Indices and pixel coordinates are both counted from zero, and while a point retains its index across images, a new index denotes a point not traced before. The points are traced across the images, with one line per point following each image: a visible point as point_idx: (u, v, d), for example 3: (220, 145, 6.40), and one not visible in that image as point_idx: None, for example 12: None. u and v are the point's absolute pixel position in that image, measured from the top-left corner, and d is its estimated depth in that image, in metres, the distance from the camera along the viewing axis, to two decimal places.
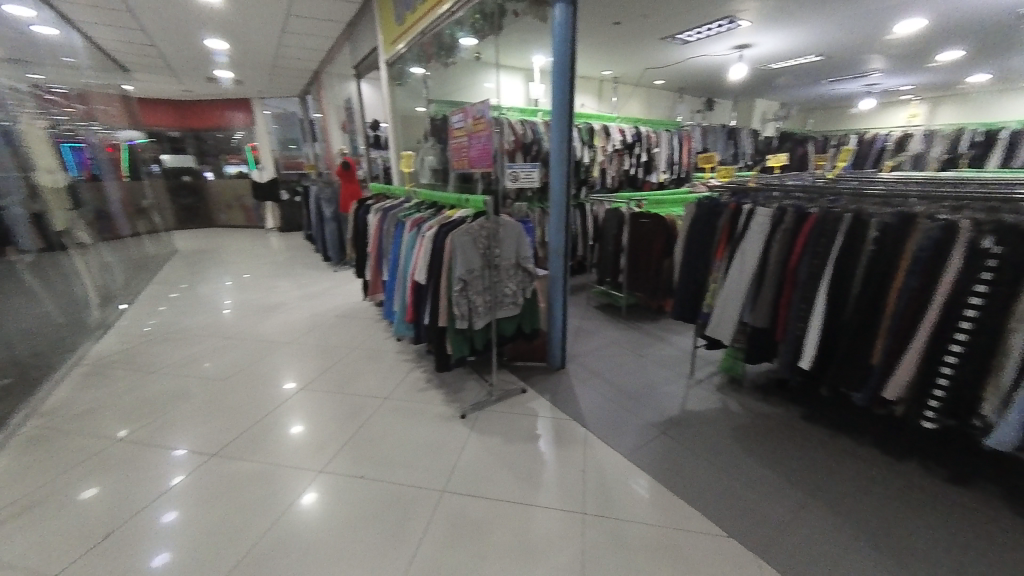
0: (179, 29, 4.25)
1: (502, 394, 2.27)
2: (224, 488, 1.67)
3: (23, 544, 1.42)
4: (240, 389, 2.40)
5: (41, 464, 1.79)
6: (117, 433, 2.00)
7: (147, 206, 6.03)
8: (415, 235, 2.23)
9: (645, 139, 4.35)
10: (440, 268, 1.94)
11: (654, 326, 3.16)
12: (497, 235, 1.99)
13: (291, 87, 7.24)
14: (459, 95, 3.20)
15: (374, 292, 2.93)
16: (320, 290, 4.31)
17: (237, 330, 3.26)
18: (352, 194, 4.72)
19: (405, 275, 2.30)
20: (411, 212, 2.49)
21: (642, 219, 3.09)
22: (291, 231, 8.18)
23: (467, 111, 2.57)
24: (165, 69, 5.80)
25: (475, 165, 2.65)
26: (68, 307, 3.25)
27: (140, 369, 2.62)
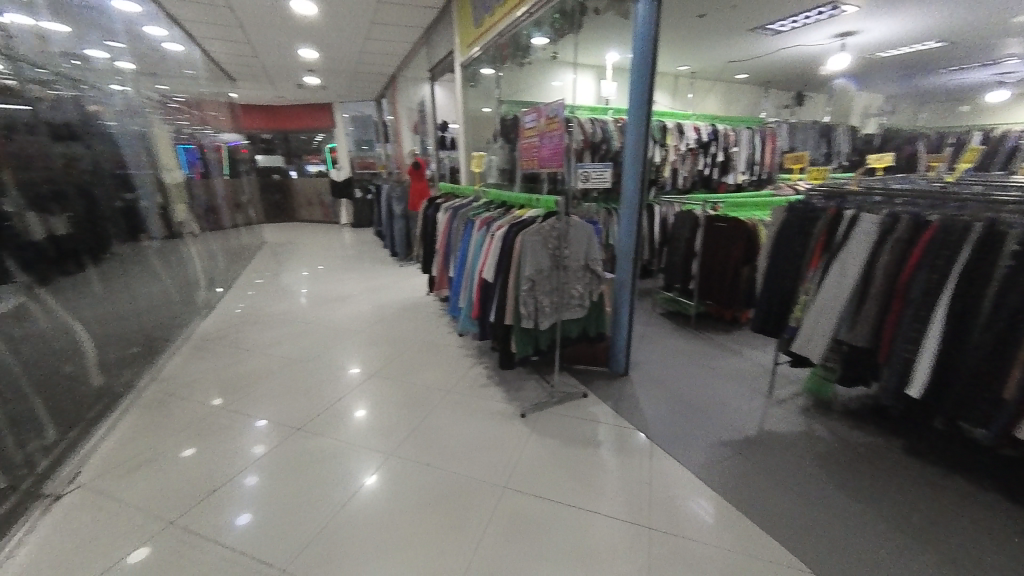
0: (279, 41, 4.70)
1: (563, 396, 2.24)
2: (303, 462, 1.82)
3: (145, 490, 1.65)
4: (317, 372, 2.60)
5: (157, 423, 2.06)
6: (217, 402, 2.25)
7: (244, 201, 6.74)
8: (484, 234, 2.28)
9: (723, 138, 4.09)
10: (509, 267, 1.96)
11: (727, 338, 2.95)
12: (566, 236, 1.96)
13: (369, 92, 7.73)
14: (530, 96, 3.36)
15: (440, 288, 3.02)
16: (387, 284, 4.55)
17: (315, 317, 3.54)
18: (421, 193, 4.92)
19: (472, 273, 2.35)
20: (479, 211, 2.55)
21: (718, 223, 2.91)
22: (362, 227, 8.72)
23: (540, 110, 2.58)
24: (263, 77, 6.45)
25: (544, 164, 2.64)
26: (182, 287, 3.70)
27: (236, 347, 2.93)
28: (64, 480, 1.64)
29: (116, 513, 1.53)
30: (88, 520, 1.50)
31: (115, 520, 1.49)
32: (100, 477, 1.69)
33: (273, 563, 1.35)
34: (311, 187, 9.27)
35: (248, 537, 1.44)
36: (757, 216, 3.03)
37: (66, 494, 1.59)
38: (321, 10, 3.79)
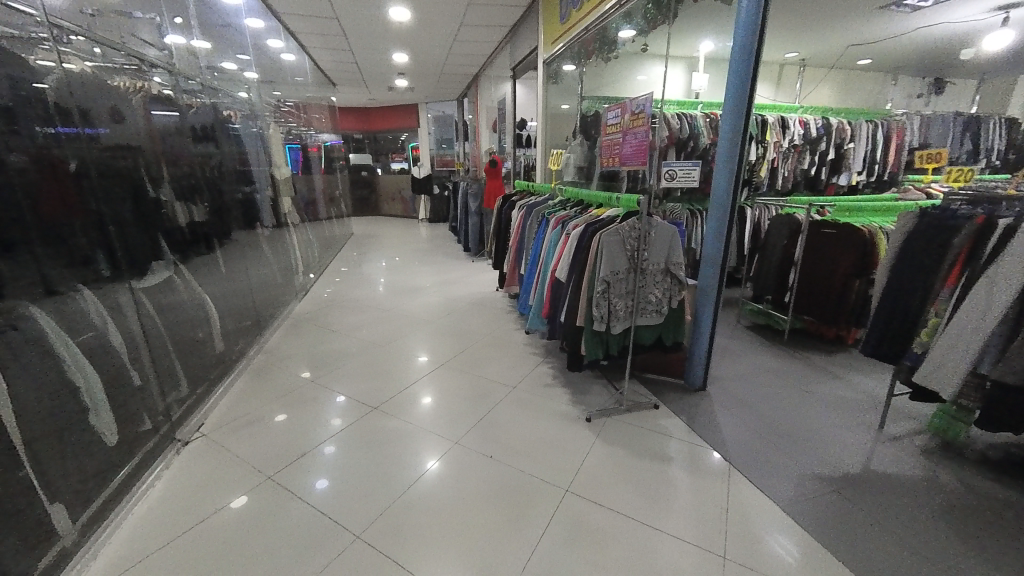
0: (376, 46, 5.07)
1: (632, 405, 2.15)
2: (377, 439, 1.95)
3: (250, 446, 1.88)
4: (394, 357, 2.77)
5: (260, 389, 2.34)
6: (308, 376, 2.50)
7: (337, 195, 7.41)
8: (559, 233, 2.25)
9: (836, 132, 3.64)
10: (583, 267, 1.90)
11: (826, 360, 2.62)
12: (647, 237, 1.87)
13: (452, 92, 8.05)
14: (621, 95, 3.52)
15: (510, 284, 3.05)
16: (459, 278, 4.71)
17: (393, 305, 3.77)
18: (496, 191, 5.03)
19: (544, 272, 2.33)
20: (554, 210, 2.53)
21: (826, 229, 2.63)
22: (438, 222, 9.14)
23: (625, 106, 2.48)
24: (360, 81, 7.02)
25: (625, 163, 2.54)
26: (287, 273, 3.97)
27: (325, 328, 3.23)
28: (192, 428, 1.91)
29: (227, 463, 1.77)
30: (207, 465, 1.75)
31: (226, 469, 1.73)
32: (216, 429, 1.97)
33: (349, 529, 1.46)
34: (395, 184, 9.91)
35: (329, 502, 1.58)
36: (874, 222, 2.65)
37: (192, 440, 1.88)
38: (415, 14, 4.02)
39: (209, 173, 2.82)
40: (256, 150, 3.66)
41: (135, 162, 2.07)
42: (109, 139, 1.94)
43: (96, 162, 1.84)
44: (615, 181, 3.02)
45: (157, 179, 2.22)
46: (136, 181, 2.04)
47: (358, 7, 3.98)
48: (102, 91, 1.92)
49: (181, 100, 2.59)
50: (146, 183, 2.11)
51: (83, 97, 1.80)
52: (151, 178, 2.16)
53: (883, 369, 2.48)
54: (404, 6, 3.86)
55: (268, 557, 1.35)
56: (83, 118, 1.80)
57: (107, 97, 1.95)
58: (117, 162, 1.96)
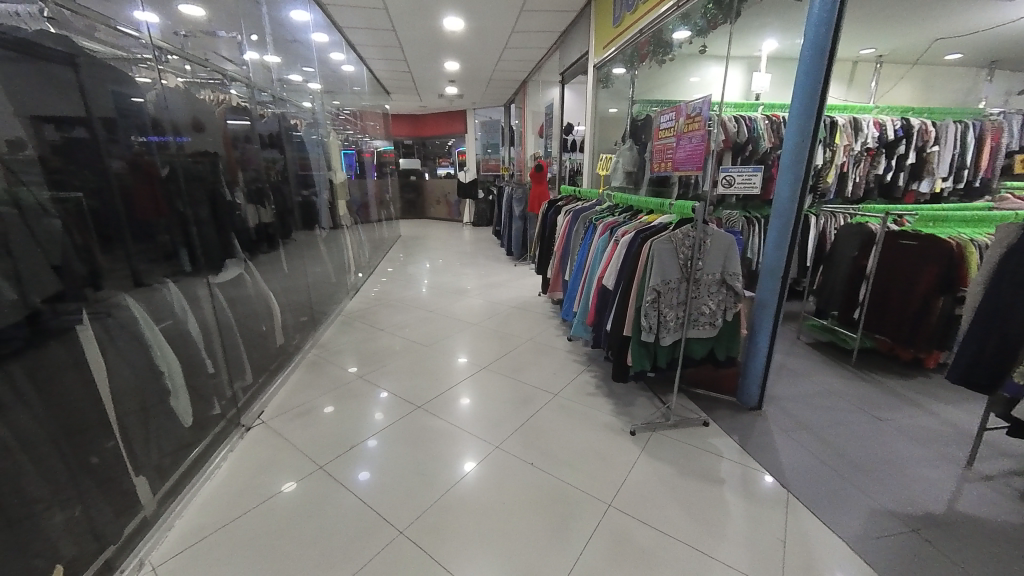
0: (429, 55, 5.26)
1: (680, 420, 2.05)
2: (420, 437, 1.99)
3: (304, 435, 1.99)
4: (437, 357, 2.82)
5: (314, 382, 2.46)
6: (357, 372, 2.61)
7: (387, 199, 7.72)
8: (607, 239, 2.21)
9: (917, 134, 3.33)
10: (631, 274, 1.84)
11: (901, 385, 2.38)
12: (701, 246, 1.79)
13: (499, 97, 8.15)
14: (677, 94, 3.44)
15: (553, 290, 3.01)
16: (501, 282, 4.74)
17: (437, 306, 3.86)
18: (541, 195, 5.02)
19: (591, 277, 2.29)
20: (601, 216, 2.48)
21: (904, 240, 2.40)
22: (481, 226, 9.29)
23: (680, 109, 2.40)
24: (412, 89, 7.30)
25: (679, 168, 2.46)
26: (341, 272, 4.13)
27: (374, 326, 3.37)
28: (254, 415, 2.05)
29: (284, 450, 1.88)
30: (266, 450, 1.87)
31: (284, 456, 1.83)
32: (275, 418, 2.09)
33: (393, 524, 1.50)
34: (441, 188, 10.19)
35: (375, 496, 1.63)
36: (964, 233, 2.38)
37: (254, 427, 2.00)
38: (468, 23, 4.12)
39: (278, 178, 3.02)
40: (317, 155, 3.88)
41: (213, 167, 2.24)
42: (192, 147, 2.11)
43: (181, 169, 2.02)
44: (666, 187, 2.94)
45: (232, 184, 2.39)
46: (214, 185, 2.21)
47: (414, 18, 4.13)
48: (188, 103, 2.10)
49: (255, 110, 2.79)
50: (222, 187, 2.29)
51: (173, 109, 1.97)
52: (228, 183, 2.34)
53: (972, 399, 2.21)
54: (458, 15, 3.96)
55: (320, 543, 1.42)
56: (171, 128, 1.97)
57: (192, 109, 2.12)
58: (198, 168, 2.13)
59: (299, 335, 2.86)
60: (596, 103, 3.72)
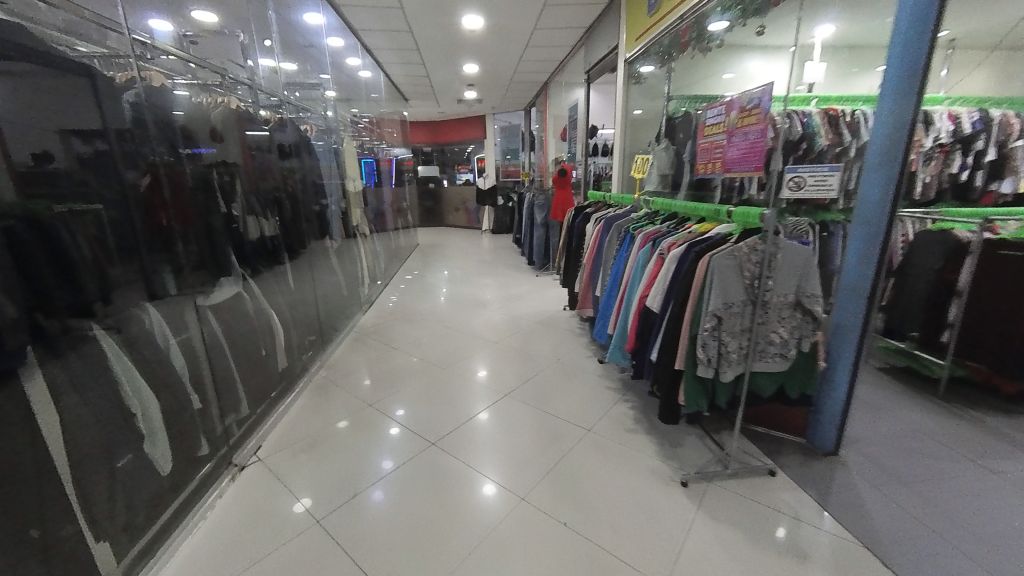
0: (447, 57, 5.08)
1: (744, 467, 1.72)
2: (433, 482, 1.72)
3: (304, 479, 1.73)
4: (454, 381, 2.56)
5: (320, 408, 2.24)
6: (367, 398, 2.36)
7: (405, 207, 7.58)
8: (649, 253, 1.91)
9: (999, 127, 2.91)
10: (682, 296, 1.54)
11: (1008, 424, 1.98)
12: (772, 261, 1.47)
13: (520, 101, 7.94)
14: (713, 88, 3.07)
15: (583, 306, 2.73)
16: (522, 293, 4.47)
17: (455, 321, 3.62)
18: (565, 202, 4.71)
19: (629, 296, 1.98)
20: (640, 225, 2.18)
21: (1009, 251, 2.01)
22: (501, 233, 9.08)
23: (732, 103, 2.08)
24: (430, 95, 7.17)
25: (730, 169, 2.13)
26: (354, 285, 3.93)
27: (387, 343, 3.14)
28: (249, 451, 1.83)
29: (278, 498, 1.63)
30: (255, 499, 1.61)
31: (275, 508, 1.58)
32: (272, 454, 1.86)
33: None
34: (459, 195, 10.03)
35: (379, 563, 1.36)
36: None
37: (248, 466, 1.77)
38: (487, 21, 3.91)
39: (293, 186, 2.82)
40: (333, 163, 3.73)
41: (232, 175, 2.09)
42: (211, 156, 1.97)
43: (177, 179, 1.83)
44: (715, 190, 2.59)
45: (246, 193, 2.20)
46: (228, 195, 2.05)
47: (433, 17, 3.94)
48: (195, 111, 1.93)
49: (271, 117, 2.62)
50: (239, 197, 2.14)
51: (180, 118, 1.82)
52: (244, 194, 2.17)
53: None
54: (477, 12, 3.75)
55: None
56: (190, 138, 1.84)
57: (207, 118, 1.98)
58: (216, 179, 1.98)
59: (310, 355, 2.69)
60: (627, 101, 3.40)
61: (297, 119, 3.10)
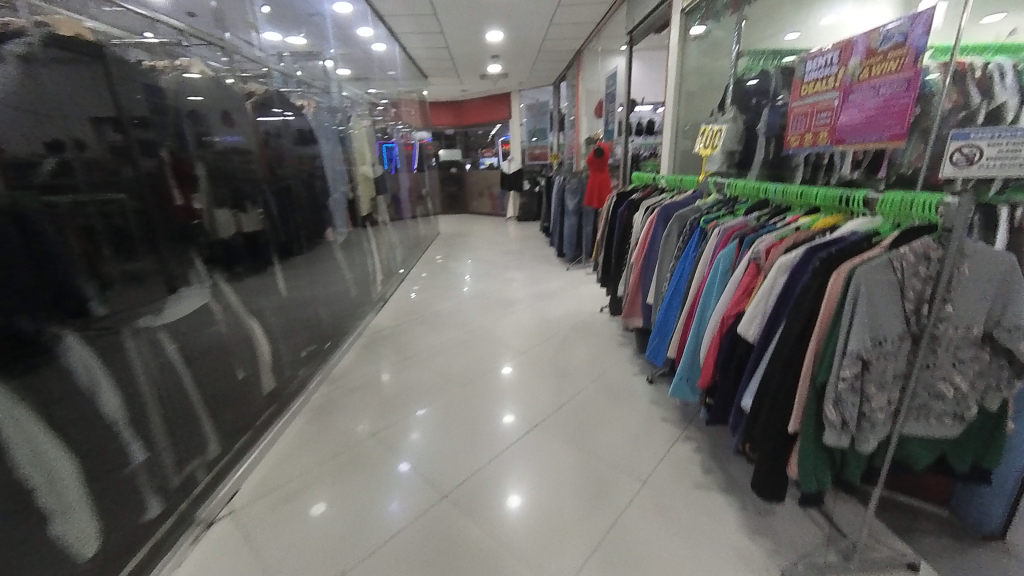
0: (469, 23, 4.55)
1: (862, 544, 1.29)
2: (443, 560, 1.31)
3: (281, 547, 1.34)
4: (472, 404, 2.15)
5: (309, 442, 1.83)
6: (372, 427, 1.97)
7: (426, 193, 7.19)
8: (733, 257, 1.41)
9: None
10: (801, 325, 1.05)
11: None
12: (953, 278, 0.96)
13: (549, 75, 7.32)
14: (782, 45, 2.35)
15: (630, 314, 2.24)
16: (552, 290, 4.02)
17: (478, 323, 3.23)
18: (602, 186, 4.18)
19: (701, 314, 1.49)
20: (712, 216, 1.66)
21: None
22: (527, 220, 8.59)
23: (843, 49, 1.48)
24: (452, 70, 6.66)
25: (846, 140, 1.51)
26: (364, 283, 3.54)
27: (401, 351, 2.78)
28: (220, 501, 1.47)
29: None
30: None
31: None
32: (248, 506, 1.49)
33: None
34: (484, 179, 9.59)
35: None
36: None
37: (217, 521, 1.42)
38: None
39: (294, 173, 2.48)
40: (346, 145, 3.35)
41: (245, 164, 2.01)
42: (226, 144, 1.86)
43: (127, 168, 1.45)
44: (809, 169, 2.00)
45: (261, 180, 2.14)
46: (238, 183, 1.95)
47: None
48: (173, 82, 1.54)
49: (261, 87, 2.20)
50: (245, 183, 2.01)
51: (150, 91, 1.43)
52: (254, 179, 2.08)
53: None
54: None
55: None
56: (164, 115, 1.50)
57: (221, 100, 1.80)
58: (230, 166, 1.88)
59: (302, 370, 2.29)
60: (683, 62, 2.81)
61: (307, 99, 2.77)
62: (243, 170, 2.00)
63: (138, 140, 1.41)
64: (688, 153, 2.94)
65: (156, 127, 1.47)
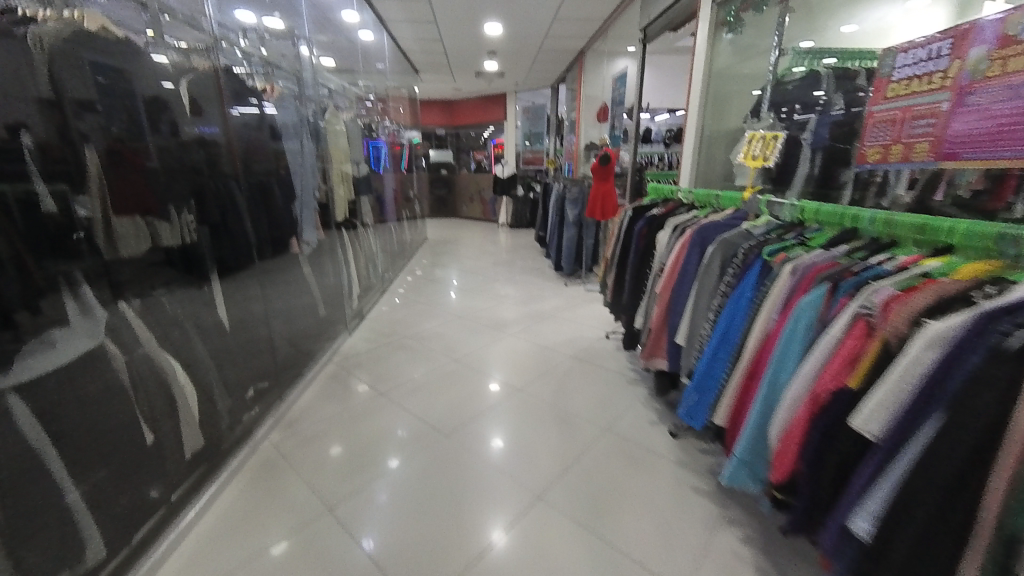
0: (466, 13, 4.17)
1: None
2: None
3: None
4: (460, 461, 1.74)
5: (238, 520, 1.40)
6: (336, 493, 1.55)
7: (413, 196, 6.77)
8: (821, 307, 1.06)
9: None
10: (976, 436, 0.69)
11: None
12: None
13: (547, 77, 7.01)
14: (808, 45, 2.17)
15: (651, 353, 1.87)
16: (549, 309, 3.66)
17: (468, 349, 2.83)
18: (606, 196, 3.85)
19: (770, 376, 1.13)
20: (776, 245, 1.31)
21: None
22: (519, 228, 8.24)
23: (956, 39, 1.15)
24: (445, 66, 6.27)
25: (963, 155, 1.18)
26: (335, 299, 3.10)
27: (376, 383, 2.38)
28: None
29: None
30: None
31: None
32: None
33: None
34: (475, 183, 9.21)
35: None
36: None
37: None
38: None
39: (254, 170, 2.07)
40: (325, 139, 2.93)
41: (210, 159, 1.73)
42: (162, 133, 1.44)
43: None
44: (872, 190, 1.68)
45: (227, 175, 1.82)
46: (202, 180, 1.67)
47: None
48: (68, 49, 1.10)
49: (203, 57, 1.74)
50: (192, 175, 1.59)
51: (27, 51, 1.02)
52: (220, 175, 1.78)
53: None
54: None
55: None
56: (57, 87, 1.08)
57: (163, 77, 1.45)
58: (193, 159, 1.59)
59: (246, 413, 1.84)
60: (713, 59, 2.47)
61: (274, 81, 2.35)
62: (205, 164, 1.68)
63: (78, 126, 1.16)
64: (711, 164, 2.61)
65: (105, 113, 1.23)
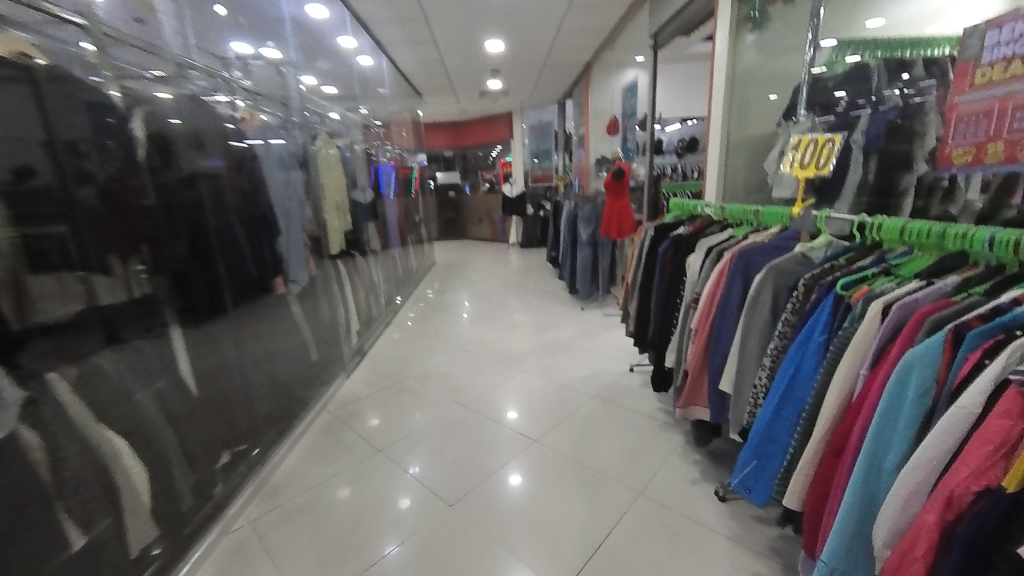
0: (465, 32, 4.06)
1: None
2: None
3: None
4: (467, 546, 1.47)
5: None
6: None
7: (421, 220, 6.65)
8: (938, 366, 0.75)
9: None
10: None
11: None
12: None
13: (553, 93, 6.89)
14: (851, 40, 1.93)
15: (689, 401, 1.58)
16: (565, 338, 3.40)
17: (476, 390, 2.58)
18: (621, 214, 3.61)
19: (864, 458, 0.81)
20: (852, 276, 1.02)
21: None
22: (530, 247, 8.04)
23: None
24: (448, 88, 6.21)
25: None
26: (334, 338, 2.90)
27: (375, 436, 2.15)
28: None
29: None
30: None
31: None
32: None
33: None
34: (484, 204, 9.09)
35: None
36: None
37: None
38: None
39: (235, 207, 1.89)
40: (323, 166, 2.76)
41: (214, 192, 1.82)
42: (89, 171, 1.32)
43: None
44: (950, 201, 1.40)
45: (229, 210, 1.89)
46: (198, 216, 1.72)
47: None
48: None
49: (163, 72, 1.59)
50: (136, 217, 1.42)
51: None
52: (221, 210, 1.84)
53: None
54: None
55: None
56: None
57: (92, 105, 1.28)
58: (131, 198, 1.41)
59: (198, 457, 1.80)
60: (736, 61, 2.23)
61: (258, 110, 2.21)
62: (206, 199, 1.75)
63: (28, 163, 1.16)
64: (738, 177, 2.35)
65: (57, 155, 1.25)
